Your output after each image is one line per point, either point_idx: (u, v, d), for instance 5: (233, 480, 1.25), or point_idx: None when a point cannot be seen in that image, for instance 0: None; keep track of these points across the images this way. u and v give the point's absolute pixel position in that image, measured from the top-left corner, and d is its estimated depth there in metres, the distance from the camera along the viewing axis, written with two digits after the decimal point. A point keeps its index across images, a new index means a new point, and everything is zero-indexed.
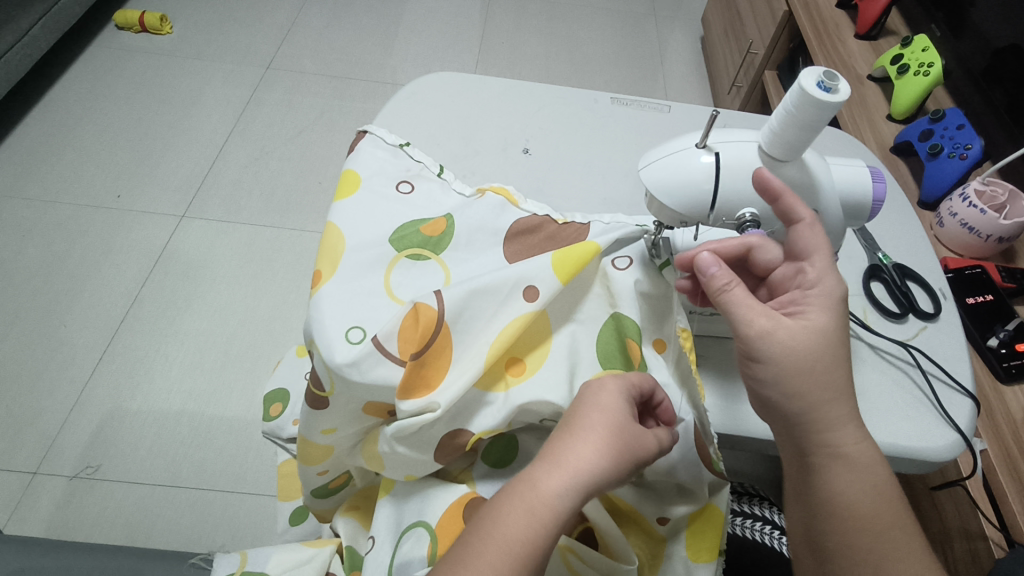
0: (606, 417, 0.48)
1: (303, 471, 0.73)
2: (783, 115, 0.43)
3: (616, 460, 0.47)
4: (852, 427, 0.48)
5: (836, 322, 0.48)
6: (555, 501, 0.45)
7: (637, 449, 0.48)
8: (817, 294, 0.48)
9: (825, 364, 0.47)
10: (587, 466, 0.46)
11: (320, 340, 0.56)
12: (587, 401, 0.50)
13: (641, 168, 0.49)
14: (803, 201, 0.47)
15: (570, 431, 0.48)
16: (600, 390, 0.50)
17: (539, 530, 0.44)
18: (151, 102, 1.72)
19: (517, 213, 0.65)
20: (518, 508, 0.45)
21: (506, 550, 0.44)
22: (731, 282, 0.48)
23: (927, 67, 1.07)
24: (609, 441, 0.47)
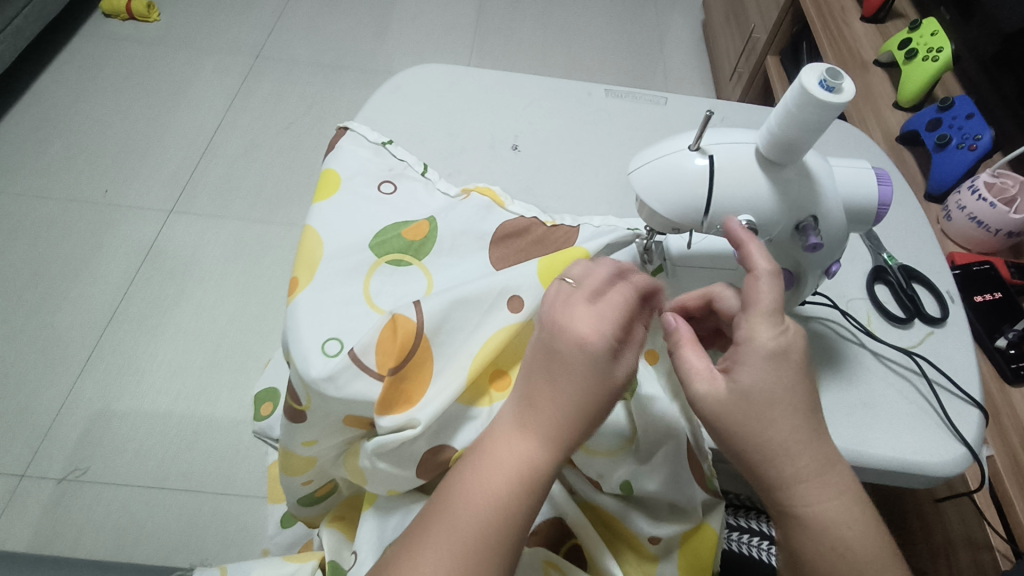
0: (582, 339, 0.41)
1: (287, 481, 0.71)
2: (782, 114, 0.40)
3: (598, 389, 0.41)
4: (813, 484, 0.40)
5: (774, 377, 0.40)
6: (531, 460, 0.41)
7: (619, 364, 0.42)
8: (749, 348, 0.40)
9: (770, 425, 0.39)
10: (563, 409, 0.41)
11: (296, 352, 0.53)
12: (558, 323, 0.42)
13: (630, 172, 0.46)
14: (805, 207, 0.44)
15: (537, 365, 0.42)
16: (569, 307, 0.42)
17: (520, 493, 0.41)
18: (138, 93, 1.68)
19: (503, 215, 0.63)
20: (491, 473, 0.41)
21: (480, 523, 0.40)
22: (681, 341, 0.43)
23: (936, 51, 1.03)
24: (582, 374, 0.41)
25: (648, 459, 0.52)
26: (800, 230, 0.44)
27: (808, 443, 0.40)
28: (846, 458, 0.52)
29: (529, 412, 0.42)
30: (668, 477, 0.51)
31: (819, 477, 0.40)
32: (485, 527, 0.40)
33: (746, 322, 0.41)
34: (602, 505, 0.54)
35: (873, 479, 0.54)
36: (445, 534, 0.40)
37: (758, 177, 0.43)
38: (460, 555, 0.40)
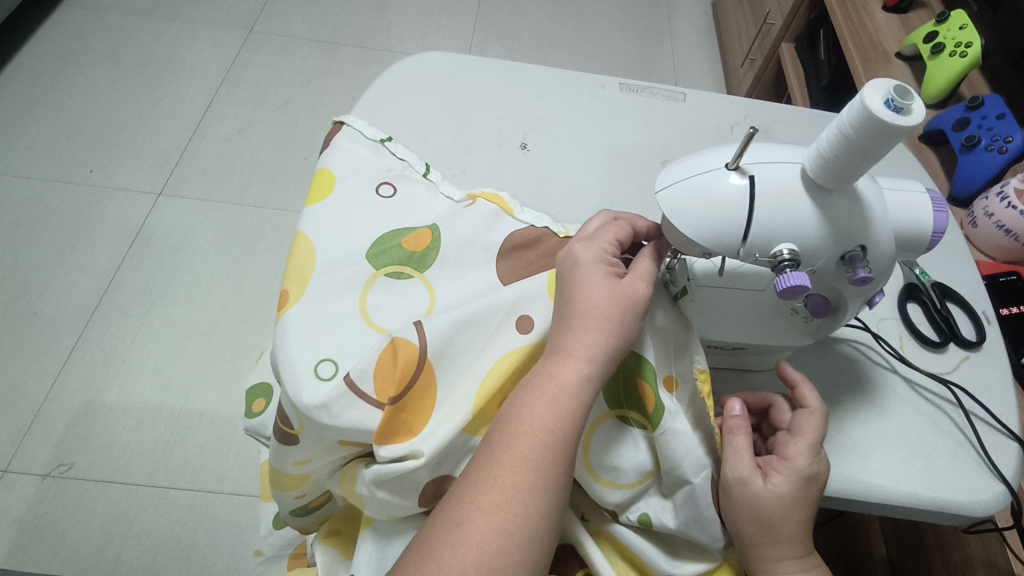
0: (598, 277, 0.47)
1: (279, 496, 0.67)
2: (837, 134, 0.35)
3: (621, 320, 0.46)
4: (791, 567, 0.46)
5: (798, 499, 0.45)
6: (571, 386, 0.44)
7: (638, 297, 0.47)
8: (790, 464, 0.46)
9: (784, 524, 0.46)
10: (592, 339, 0.45)
11: (286, 375, 0.49)
12: (576, 271, 0.48)
13: (658, 192, 0.42)
14: (853, 236, 0.40)
15: (567, 307, 0.47)
16: (583, 256, 0.48)
17: (562, 420, 0.43)
18: (124, 68, 1.61)
19: (512, 224, 0.58)
20: (533, 404, 0.44)
21: (535, 449, 0.43)
22: (737, 428, 0.48)
23: (965, 46, 0.98)
24: (605, 304, 0.46)
25: (670, 495, 0.49)
26: (847, 261, 0.40)
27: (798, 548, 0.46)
28: (874, 499, 0.49)
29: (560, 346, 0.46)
30: (689, 517, 0.48)
31: (800, 563, 0.46)
32: (536, 457, 0.43)
33: (793, 443, 0.46)
34: (617, 535, 0.51)
35: (904, 516, 0.51)
36: (501, 474, 0.42)
37: (803, 202, 0.39)
38: (519, 488, 0.42)
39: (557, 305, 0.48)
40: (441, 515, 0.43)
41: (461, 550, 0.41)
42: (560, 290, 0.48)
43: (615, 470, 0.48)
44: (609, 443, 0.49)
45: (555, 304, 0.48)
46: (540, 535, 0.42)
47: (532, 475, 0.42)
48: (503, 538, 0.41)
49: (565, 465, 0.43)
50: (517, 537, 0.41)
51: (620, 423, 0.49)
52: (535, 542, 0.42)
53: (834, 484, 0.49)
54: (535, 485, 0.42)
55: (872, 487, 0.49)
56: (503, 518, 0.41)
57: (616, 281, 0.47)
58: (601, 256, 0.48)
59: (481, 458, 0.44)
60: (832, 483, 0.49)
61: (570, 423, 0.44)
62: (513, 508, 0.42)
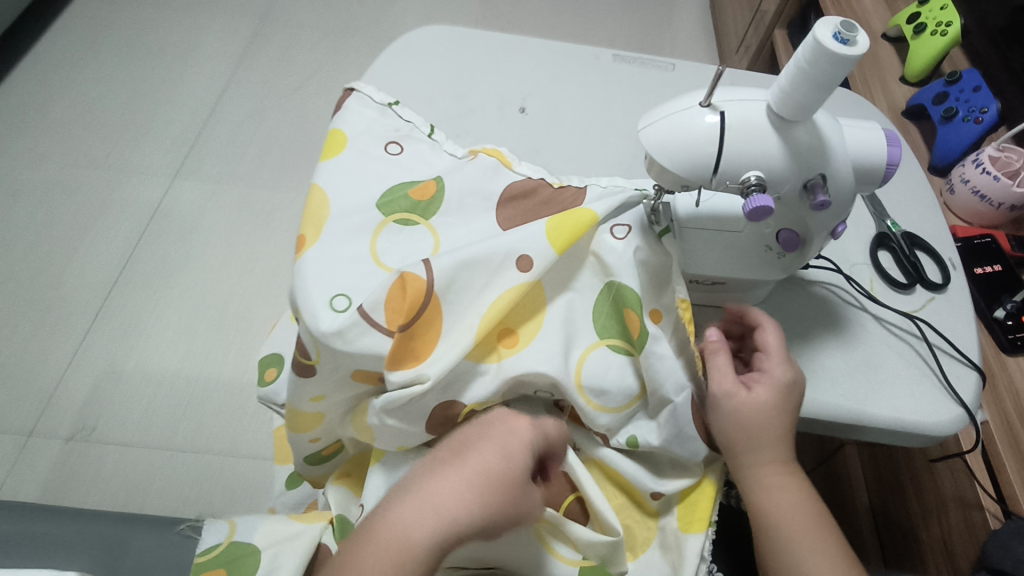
0: (494, 462, 0.49)
1: (294, 439, 0.72)
2: (793, 70, 0.40)
3: (494, 505, 0.47)
4: (775, 471, 0.51)
5: (782, 400, 0.51)
6: (412, 539, 0.44)
7: (519, 506, 0.49)
8: (768, 376, 0.51)
9: (768, 430, 0.50)
10: (455, 501, 0.46)
11: (305, 308, 0.54)
12: (485, 438, 0.51)
13: (641, 129, 0.46)
14: (813, 166, 0.44)
15: (450, 461, 0.49)
16: (501, 432, 0.51)
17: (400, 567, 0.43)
18: (139, 57, 1.66)
19: (511, 175, 0.62)
20: (374, 547, 0.44)
21: None
22: (718, 348, 0.53)
23: (945, 26, 1.02)
24: (480, 476, 0.48)
25: (655, 417, 0.54)
26: (808, 189, 0.44)
27: (785, 443, 0.51)
28: (845, 420, 0.53)
29: (426, 496, 0.46)
30: (672, 433, 0.52)
31: (783, 468, 0.51)
32: None
33: (766, 359, 0.52)
34: (606, 458, 0.55)
35: (872, 438, 0.55)
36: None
37: (768, 133, 0.43)
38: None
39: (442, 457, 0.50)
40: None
41: None
42: (459, 449, 0.50)
43: (606, 396, 0.53)
44: (603, 367, 0.53)
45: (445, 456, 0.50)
46: None
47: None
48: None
49: None
50: None
51: (608, 350, 0.53)
52: None
53: (806, 405, 0.54)
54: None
55: (842, 408, 0.54)
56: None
57: (505, 463, 0.49)
58: (516, 443, 0.50)
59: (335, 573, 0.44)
60: (804, 405, 0.54)
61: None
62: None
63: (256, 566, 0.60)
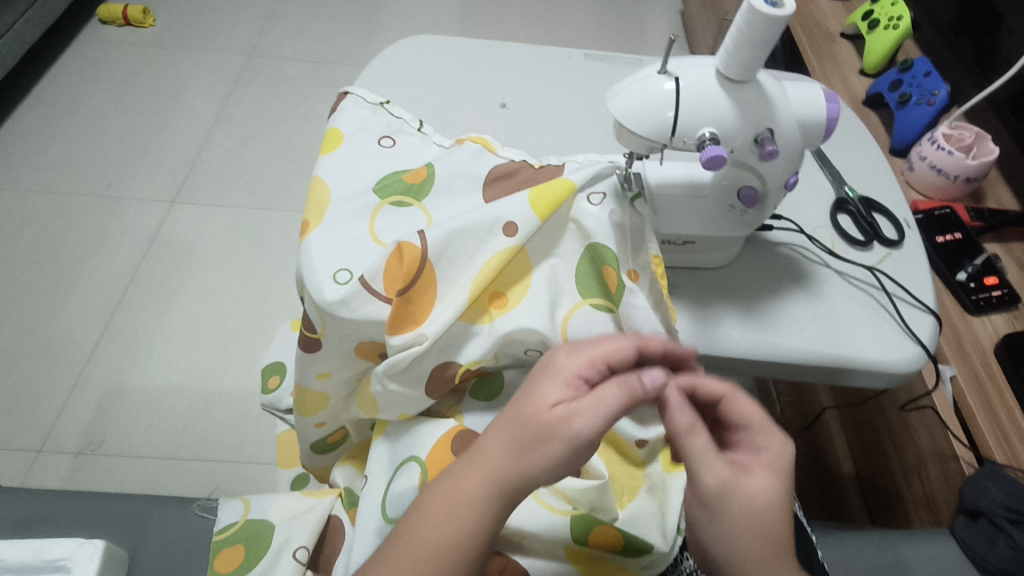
0: (549, 395, 0.48)
1: (301, 425, 0.76)
2: (733, 33, 0.45)
3: (536, 444, 0.47)
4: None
5: (779, 475, 0.48)
6: (465, 493, 0.47)
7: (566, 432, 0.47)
8: (765, 461, 0.48)
9: (771, 533, 0.46)
10: (504, 464, 0.47)
11: (311, 283, 0.58)
12: (543, 377, 0.50)
13: (608, 98, 0.52)
14: (760, 121, 0.49)
15: (513, 406, 0.49)
16: (558, 371, 0.49)
17: (455, 528, 0.47)
18: (136, 92, 1.73)
19: (494, 159, 0.67)
20: (434, 510, 0.48)
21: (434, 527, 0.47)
22: (692, 424, 0.48)
23: (896, 20, 1.10)
24: (531, 423, 0.48)
25: None
26: (758, 142, 0.50)
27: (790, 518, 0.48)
28: (813, 361, 0.58)
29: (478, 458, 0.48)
30: None
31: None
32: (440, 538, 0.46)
33: (755, 438, 0.50)
34: None
35: (839, 380, 0.60)
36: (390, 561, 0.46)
37: (718, 94, 0.48)
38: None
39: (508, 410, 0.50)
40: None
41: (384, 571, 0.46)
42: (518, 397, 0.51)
43: None
44: (587, 324, 0.58)
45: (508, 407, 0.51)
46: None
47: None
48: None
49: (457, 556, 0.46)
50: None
51: (591, 308, 0.58)
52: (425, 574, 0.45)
53: (777, 352, 0.58)
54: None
55: (809, 352, 0.58)
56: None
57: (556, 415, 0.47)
58: (574, 377, 0.49)
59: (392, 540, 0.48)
60: (775, 352, 0.58)
61: (461, 531, 0.47)
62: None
63: (267, 547, 0.64)
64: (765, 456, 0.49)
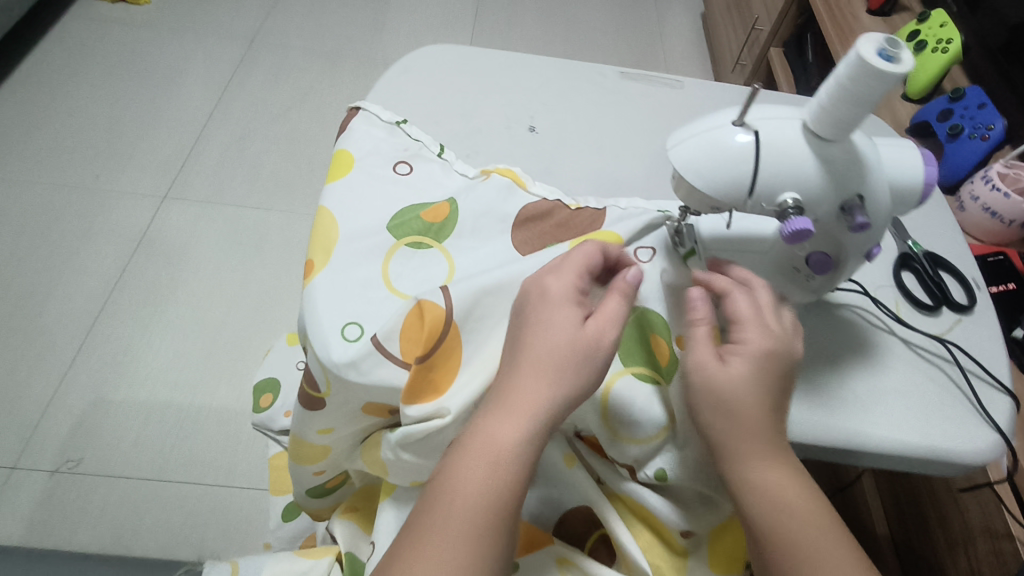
0: (548, 320, 0.45)
1: (297, 471, 0.69)
2: (832, 84, 0.38)
3: (555, 373, 0.43)
4: (771, 455, 0.44)
5: (755, 359, 0.45)
6: (505, 446, 0.41)
7: (575, 352, 0.44)
8: (744, 349, 0.45)
9: (732, 413, 0.44)
10: (531, 400, 0.42)
11: (316, 337, 0.51)
12: (535, 304, 0.46)
13: (669, 148, 0.45)
14: (850, 186, 0.42)
15: (517, 341, 0.45)
16: (550, 294, 0.46)
17: (505, 473, 0.41)
18: (127, 78, 1.63)
19: (525, 196, 0.60)
20: (463, 463, 0.41)
21: (468, 486, 0.40)
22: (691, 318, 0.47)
23: (946, 43, 1.03)
24: (546, 355, 0.44)
25: (685, 449, 0.50)
26: (846, 211, 0.42)
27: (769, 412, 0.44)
28: (879, 446, 0.52)
29: (503, 394, 0.43)
30: None
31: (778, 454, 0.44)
32: (479, 501, 0.40)
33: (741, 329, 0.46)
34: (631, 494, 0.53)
35: (904, 466, 0.53)
36: (436, 530, 0.39)
37: (804, 151, 0.41)
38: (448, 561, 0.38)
39: (511, 342, 0.45)
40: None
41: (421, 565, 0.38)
42: (512, 329, 0.46)
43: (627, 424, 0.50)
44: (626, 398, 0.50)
45: (508, 337, 0.46)
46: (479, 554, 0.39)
47: (466, 545, 0.38)
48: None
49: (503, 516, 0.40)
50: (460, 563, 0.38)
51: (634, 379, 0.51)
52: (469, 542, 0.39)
53: (839, 433, 0.52)
54: (476, 554, 0.38)
55: (875, 437, 0.52)
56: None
57: (581, 342, 0.44)
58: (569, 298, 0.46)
59: (419, 513, 0.40)
60: (837, 432, 0.52)
61: (513, 477, 0.41)
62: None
63: None
64: (746, 346, 0.45)
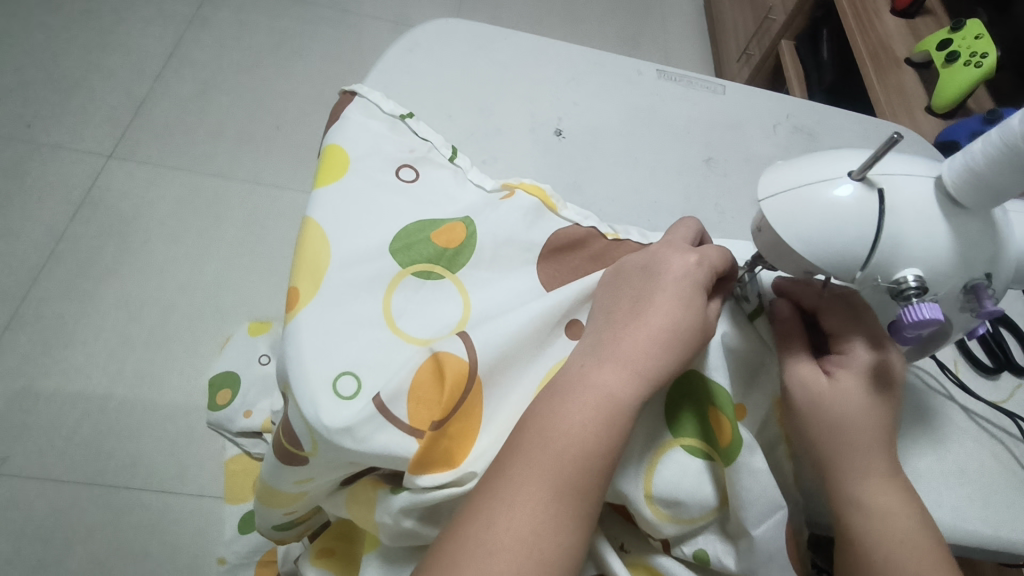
0: (671, 290, 0.44)
1: (264, 510, 0.58)
2: (997, 144, 0.31)
3: (667, 345, 0.42)
4: (888, 480, 0.41)
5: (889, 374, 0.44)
6: (612, 406, 0.39)
7: (687, 331, 0.42)
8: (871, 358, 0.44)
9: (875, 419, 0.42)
10: (642, 365, 0.41)
11: (302, 391, 0.41)
12: (650, 271, 0.46)
13: (762, 200, 0.36)
14: (979, 264, 0.35)
15: (633, 307, 0.44)
16: (669, 264, 0.46)
17: (605, 430, 0.39)
18: (69, 13, 1.43)
19: (557, 221, 0.51)
20: (567, 412, 0.39)
21: (561, 442, 0.38)
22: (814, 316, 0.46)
23: (980, 56, 0.97)
24: (662, 329, 0.42)
25: (732, 537, 0.44)
26: (970, 292, 0.36)
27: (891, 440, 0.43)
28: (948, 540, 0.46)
29: (607, 350, 0.42)
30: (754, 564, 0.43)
31: (895, 478, 0.41)
32: (572, 463, 0.38)
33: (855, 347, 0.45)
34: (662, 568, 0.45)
35: (961, 552, 0.48)
36: (524, 475, 0.38)
37: (934, 218, 0.34)
38: (537, 511, 0.37)
39: (617, 303, 0.45)
40: (461, 535, 0.37)
41: (497, 522, 0.37)
42: (617, 288, 0.46)
43: (678, 505, 0.42)
44: (680, 468, 0.43)
45: (622, 299, 0.45)
46: (567, 517, 0.37)
47: (558, 500, 0.37)
48: (526, 567, 0.36)
49: (590, 490, 0.38)
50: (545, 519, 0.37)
51: (682, 451, 0.43)
52: (553, 508, 0.37)
53: None
54: (564, 510, 0.37)
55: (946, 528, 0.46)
56: (525, 540, 0.36)
57: (691, 312, 0.43)
58: (689, 275, 0.45)
59: (505, 459, 0.39)
60: None
61: (613, 437, 0.38)
62: (530, 527, 0.36)
63: None
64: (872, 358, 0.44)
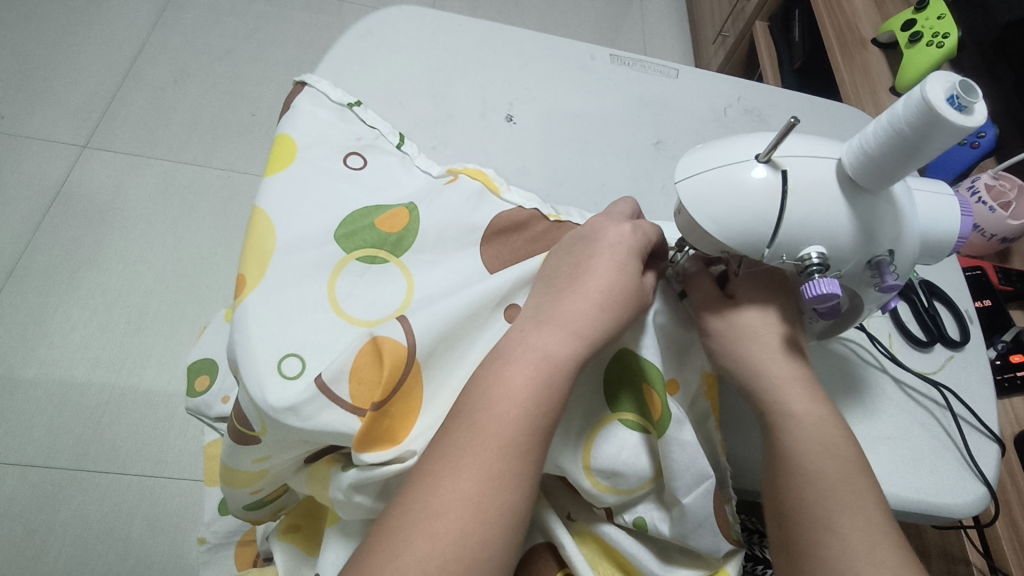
0: (608, 259, 0.46)
1: (231, 491, 0.58)
2: (887, 127, 0.32)
3: (602, 309, 0.43)
4: (805, 395, 0.45)
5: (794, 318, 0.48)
6: (551, 368, 0.41)
7: (622, 298, 0.44)
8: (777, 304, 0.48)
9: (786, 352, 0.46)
10: (580, 329, 0.42)
11: (247, 373, 0.42)
12: (590, 240, 0.48)
13: (679, 180, 0.38)
14: (879, 242, 0.37)
15: (572, 277, 0.46)
16: (606, 234, 0.48)
17: (545, 392, 0.40)
18: (41, 0, 1.42)
19: (498, 203, 0.53)
20: (510, 375, 0.40)
21: (506, 404, 0.39)
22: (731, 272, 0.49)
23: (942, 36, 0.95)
24: (601, 295, 0.44)
25: (667, 504, 0.46)
26: (873, 267, 0.38)
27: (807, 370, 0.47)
28: None
29: (546, 314, 0.43)
30: (684, 528, 0.45)
31: (811, 394, 0.45)
32: (515, 423, 0.39)
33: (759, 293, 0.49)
34: (606, 536, 0.47)
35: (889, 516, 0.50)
36: (468, 439, 0.39)
37: (836, 198, 0.36)
38: (481, 472, 0.38)
39: (558, 270, 0.47)
40: (406, 502, 0.37)
41: (443, 479, 0.37)
42: (560, 258, 0.48)
43: (614, 475, 0.44)
44: (614, 440, 0.45)
45: (563, 268, 0.47)
46: (512, 477, 0.38)
47: (501, 460, 0.38)
48: (471, 526, 0.36)
49: (534, 454, 0.39)
50: (494, 475, 0.38)
51: (621, 426, 0.45)
52: (501, 465, 0.38)
53: None
54: (508, 468, 0.38)
55: None
56: (471, 500, 0.37)
57: (627, 275, 0.45)
58: (624, 245, 0.47)
59: (450, 424, 0.40)
60: None
61: (551, 398, 0.40)
62: (475, 488, 0.37)
63: None
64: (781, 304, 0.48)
